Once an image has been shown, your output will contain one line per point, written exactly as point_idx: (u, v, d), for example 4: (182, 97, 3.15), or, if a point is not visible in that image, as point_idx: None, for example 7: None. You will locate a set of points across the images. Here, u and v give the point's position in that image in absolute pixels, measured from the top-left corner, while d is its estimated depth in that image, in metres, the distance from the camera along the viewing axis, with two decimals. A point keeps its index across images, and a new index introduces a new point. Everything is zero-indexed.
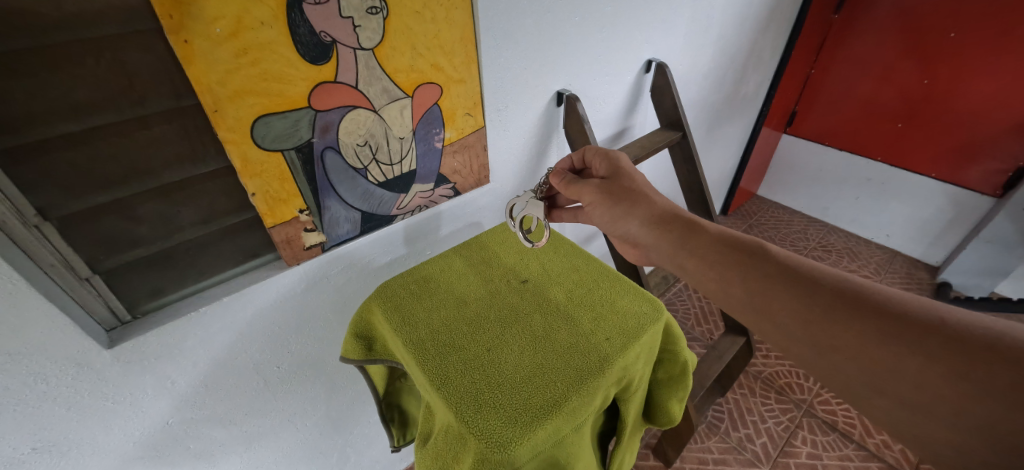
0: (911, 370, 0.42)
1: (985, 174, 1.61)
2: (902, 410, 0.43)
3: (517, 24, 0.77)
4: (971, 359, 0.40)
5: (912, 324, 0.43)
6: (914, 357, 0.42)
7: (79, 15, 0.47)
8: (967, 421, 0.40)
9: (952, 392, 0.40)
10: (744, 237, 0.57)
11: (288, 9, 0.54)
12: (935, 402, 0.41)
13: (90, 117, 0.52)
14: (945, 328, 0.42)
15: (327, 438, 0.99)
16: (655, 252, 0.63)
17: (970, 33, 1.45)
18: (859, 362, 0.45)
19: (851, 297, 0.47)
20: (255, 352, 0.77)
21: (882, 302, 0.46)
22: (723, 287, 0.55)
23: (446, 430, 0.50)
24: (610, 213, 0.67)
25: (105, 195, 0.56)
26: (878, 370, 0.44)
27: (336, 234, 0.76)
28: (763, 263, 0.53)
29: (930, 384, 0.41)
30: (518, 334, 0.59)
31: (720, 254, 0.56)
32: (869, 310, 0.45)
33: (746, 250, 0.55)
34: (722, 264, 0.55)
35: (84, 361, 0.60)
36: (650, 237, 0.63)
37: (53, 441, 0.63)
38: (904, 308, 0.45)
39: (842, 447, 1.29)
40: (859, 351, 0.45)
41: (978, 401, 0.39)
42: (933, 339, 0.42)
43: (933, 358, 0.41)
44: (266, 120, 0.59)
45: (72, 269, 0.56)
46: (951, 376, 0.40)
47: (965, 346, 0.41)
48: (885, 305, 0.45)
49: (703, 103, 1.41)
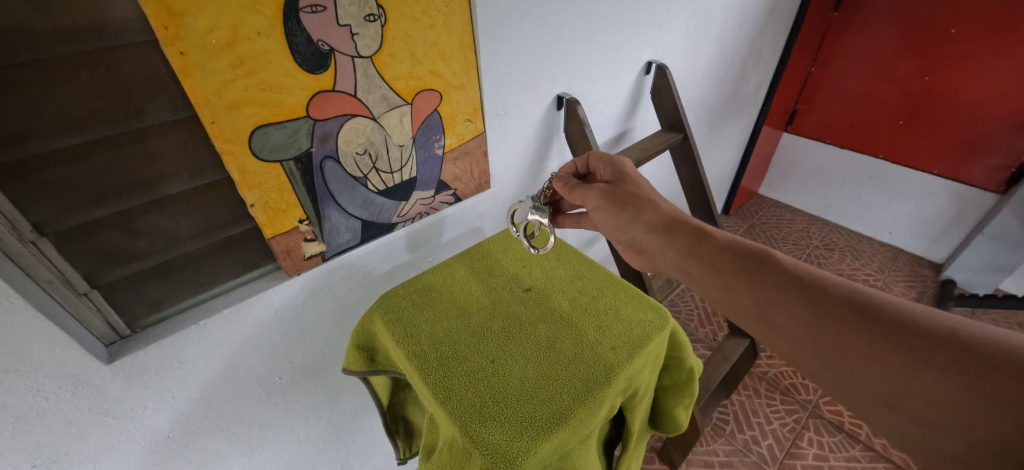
0: (922, 383, 0.41)
1: (987, 170, 1.60)
2: (909, 421, 0.43)
3: (516, 28, 0.76)
4: (984, 373, 0.39)
5: (924, 336, 0.42)
6: (924, 368, 0.41)
7: (74, 28, 0.47)
8: (979, 434, 0.39)
9: (964, 404, 0.39)
10: (752, 244, 0.57)
11: (284, 18, 0.54)
12: (947, 414, 0.40)
13: (86, 131, 0.51)
14: (958, 340, 0.41)
15: (330, 447, 0.98)
16: (661, 258, 0.62)
17: (971, 28, 1.44)
18: (868, 373, 0.44)
19: (861, 307, 0.46)
20: (256, 363, 0.76)
21: (893, 312, 0.45)
22: (731, 295, 0.54)
23: (451, 444, 0.50)
24: (615, 219, 0.66)
25: (102, 209, 0.56)
26: (888, 381, 0.43)
27: (336, 243, 0.75)
28: (772, 271, 0.52)
29: (941, 395, 0.40)
30: (522, 344, 0.58)
31: (726, 260, 0.55)
32: (879, 321, 0.45)
33: (754, 258, 0.54)
34: (728, 272, 0.54)
35: (83, 376, 0.59)
36: (656, 244, 0.62)
37: (53, 457, 0.62)
38: (914, 318, 0.44)
39: (849, 448, 1.28)
40: (868, 360, 0.44)
41: (991, 414, 0.38)
42: (945, 351, 0.41)
43: (944, 370, 0.40)
44: (263, 131, 0.59)
45: (71, 284, 0.56)
46: (963, 389, 0.39)
47: (976, 357, 0.40)
48: (894, 315, 0.45)
49: (704, 103, 1.40)
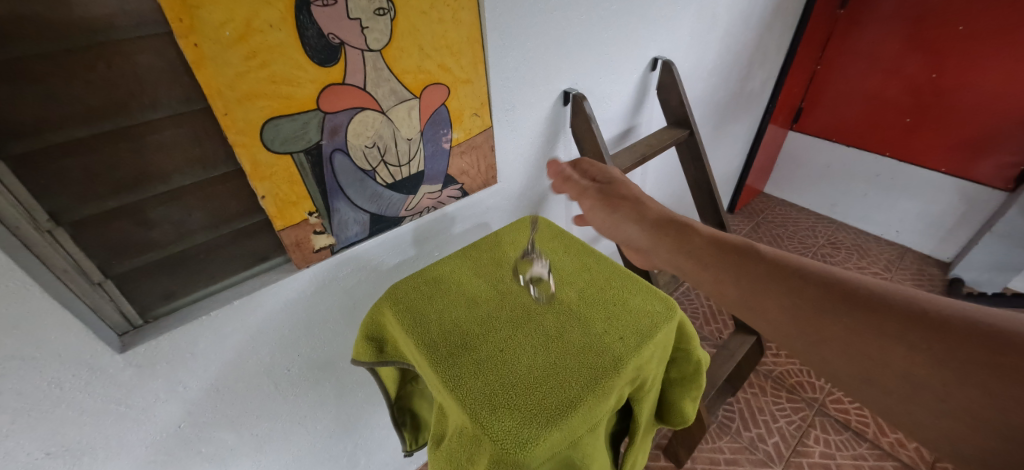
0: (895, 360, 0.41)
1: (997, 168, 1.59)
2: (885, 397, 0.42)
3: (524, 23, 0.77)
4: (965, 351, 0.38)
5: (902, 316, 0.42)
6: (900, 348, 0.41)
7: (91, 20, 0.48)
8: (950, 405, 0.39)
9: (937, 377, 0.39)
10: (733, 237, 0.57)
11: (296, 11, 0.54)
12: (920, 388, 0.40)
13: (101, 121, 0.52)
14: (932, 318, 0.41)
15: (338, 440, 0.99)
16: (648, 255, 0.64)
17: (978, 25, 1.44)
18: (847, 354, 0.44)
19: (839, 291, 0.46)
20: (265, 355, 0.77)
21: (868, 294, 0.45)
22: (713, 284, 0.55)
23: (461, 432, 0.50)
24: (606, 216, 0.68)
25: (116, 199, 0.56)
26: (864, 360, 0.43)
27: (345, 236, 0.75)
28: (753, 261, 0.53)
29: (914, 371, 0.40)
30: (530, 333, 0.58)
31: (709, 251, 0.56)
32: (856, 304, 0.45)
33: (736, 249, 0.55)
34: (710, 263, 0.55)
35: (96, 365, 0.60)
36: (642, 239, 0.63)
37: (67, 445, 0.63)
38: (892, 299, 0.44)
39: (856, 446, 1.28)
40: (848, 343, 0.44)
41: (963, 386, 0.38)
42: (920, 330, 0.41)
43: (922, 349, 0.40)
44: (274, 123, 0.59)
45: (85, 274, 0.56)
46: (934, 364, 0.39)
47: (953, 334, 0.39)
48: (873, 298, 0.44)
49: (709, 100, 1.41)
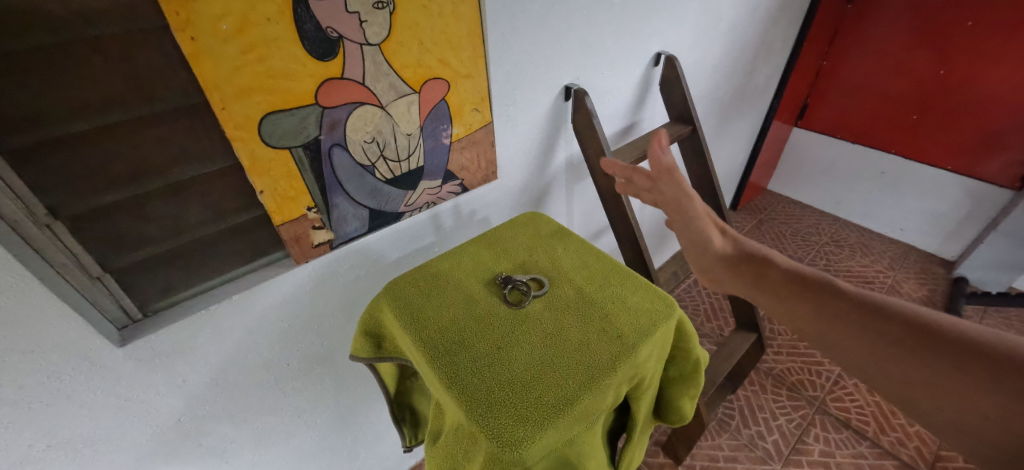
0: (994, 409, 0.40)
1: (1004, 166, 1.57)
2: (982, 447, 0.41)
3: (524, 17, 0.76)
4: None
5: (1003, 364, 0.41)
6: (997, 399, 0.40)
7: (87, 13, 0.47)
8: None
9: None
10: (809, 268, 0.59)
11: (294, 5, 0.54)
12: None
13: (99, 116, 0.52)
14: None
15: (337, 434, 0.99)
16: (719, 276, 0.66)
17: (987, 20, 1.41)
18: (939, 400, 0.44)
19: (926, 333, 0.46)
20: (264, 349, 0.77)
21: (963, 338, 0.44)
22: (794, 320, 0.56)
23: (457, 428, 0.50)
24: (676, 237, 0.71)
25: (114, 193, 0.56)
26: (960, 407, 0.42)
27: (344, 232, 0.75)
28: (831, 297, 0.54)
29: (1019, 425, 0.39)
30: (527, 331, 0.57)
31: (786, 284, 0.58)
32: (947, 348, 0.44)
33: (813, 284, 0.56)
34: (786, 294, 0.57)
35: (96, 359, 0.60)
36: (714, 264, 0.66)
37: (68, 438, 0.63)
38: (987, 342, 0.43)
39: (856, 445, 1.27)
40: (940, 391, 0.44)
41: None
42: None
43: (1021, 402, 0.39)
44: (273, 117, 0.59)
45: (84, 268, 0.57)
46: None
47: None
48: (967, 341, 0.44)
49: (713, 96, 1.39)
